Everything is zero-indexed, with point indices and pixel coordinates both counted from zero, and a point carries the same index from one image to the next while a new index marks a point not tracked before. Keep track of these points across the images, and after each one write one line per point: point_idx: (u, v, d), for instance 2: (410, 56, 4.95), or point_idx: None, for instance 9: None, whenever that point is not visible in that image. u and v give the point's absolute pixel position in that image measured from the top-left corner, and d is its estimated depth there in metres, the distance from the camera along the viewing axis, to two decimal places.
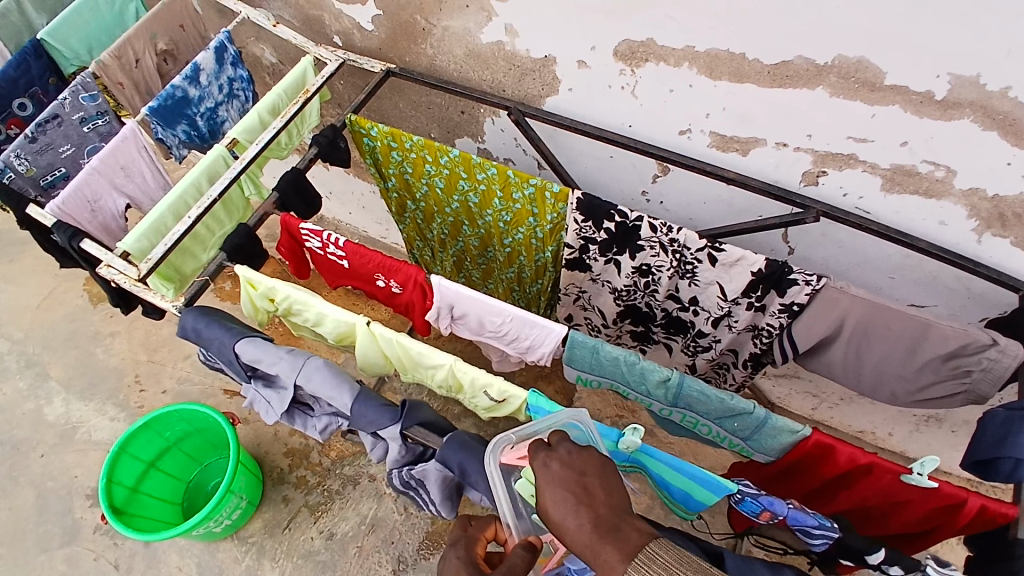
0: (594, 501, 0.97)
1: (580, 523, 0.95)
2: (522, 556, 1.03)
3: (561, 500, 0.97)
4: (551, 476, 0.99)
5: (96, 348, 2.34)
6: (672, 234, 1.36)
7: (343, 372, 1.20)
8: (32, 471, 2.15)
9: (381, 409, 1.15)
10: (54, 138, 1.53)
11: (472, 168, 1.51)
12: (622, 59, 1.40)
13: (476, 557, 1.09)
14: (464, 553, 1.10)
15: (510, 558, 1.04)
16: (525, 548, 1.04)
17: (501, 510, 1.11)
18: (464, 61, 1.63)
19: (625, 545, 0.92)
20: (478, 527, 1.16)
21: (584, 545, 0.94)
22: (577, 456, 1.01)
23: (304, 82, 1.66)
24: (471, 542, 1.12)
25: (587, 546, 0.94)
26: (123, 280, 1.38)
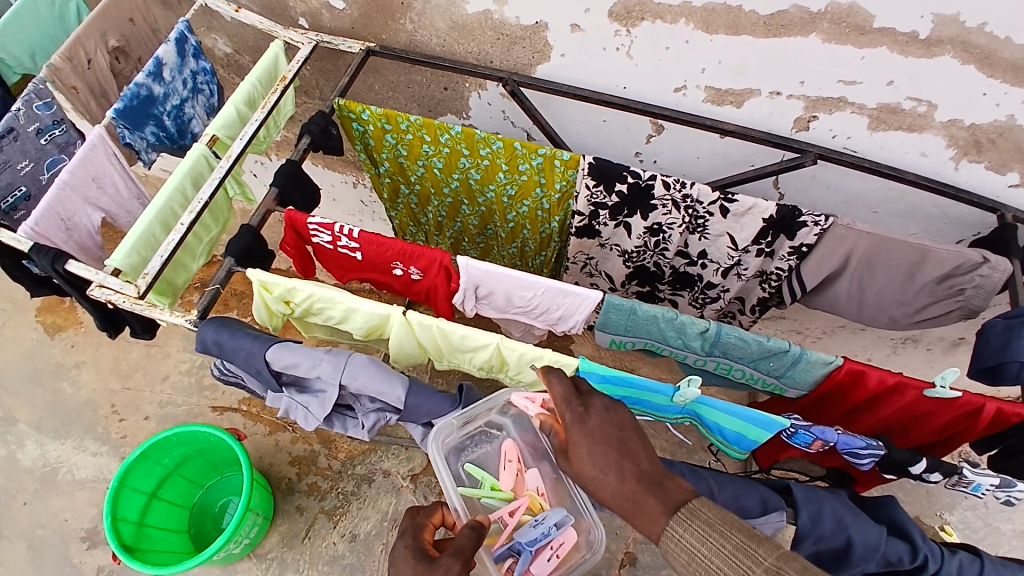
0: (635, 456, 0.97)
1: (620, 478, 0.96)
2: (469, 535, 1.06)
3: (601, 458, 0.97)
4: (589, 430, 0.99)
5: (63, 383, 2.17)
6: (684, 190, 1.38)
7: (388, 366, 1.17)
8: (17, 521, 1.98)
9: (439, 399, 1.19)
10: (10, 155, 1.39)
11: (475, 143, 1.48)
12: (618, 19, 1.40)
13: (423, 543, 1.10)
14: (413, 541, 1.10)
15: (458, 539, 1.06)
16: (473, 527, 1.07)
17: (450, 500, 1.20)
18: (447, 34, 1.59)
19: (667, 499, 0.92)
20: (426, 514, 1.18)
21: (624, 502, 0.95)
22: (614, 411, 1.01)
23: (277, 69, 1.57)
24: (419, 530, 1.13)
25: (627, 502, 0.94)
26: (122, 300, 1.27)
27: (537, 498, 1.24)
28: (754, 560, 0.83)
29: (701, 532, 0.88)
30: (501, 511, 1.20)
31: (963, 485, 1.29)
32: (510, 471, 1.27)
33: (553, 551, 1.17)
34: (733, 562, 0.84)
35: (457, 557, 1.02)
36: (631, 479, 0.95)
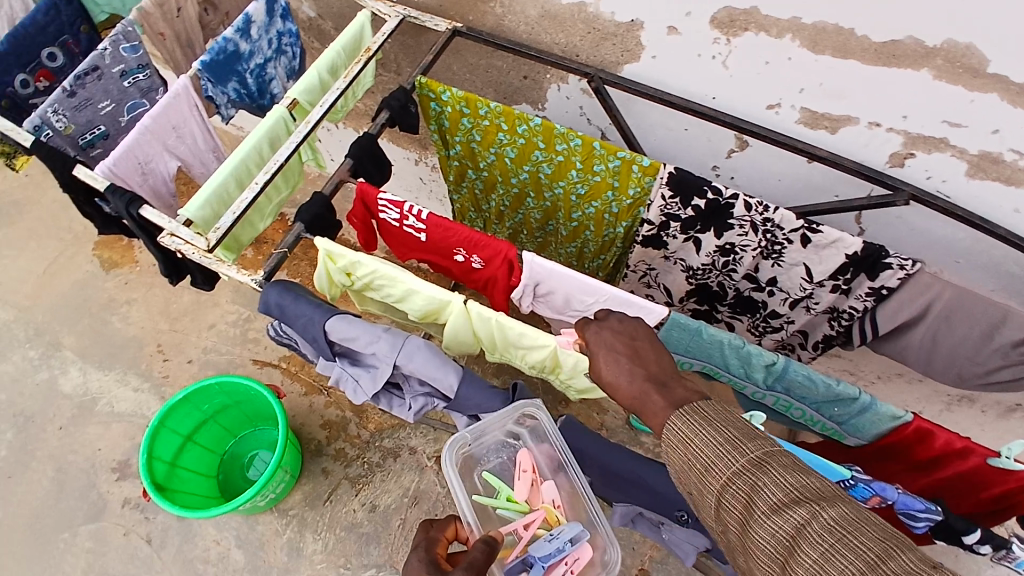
0: (644, 359, 1.05)
1: (630, 376, 1.04)
2: (483, 550, 1.04)
3: (617, 359, 1.05)
4: (603, 340, 1.08)
5: (112, 317, 2.22)
6: (767, 214, 1.34)
7: (443, 352, 1.17)
8: (53, 444, 2.05)
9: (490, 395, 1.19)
10: (93, 94, 1.40)
11: (552, 138, 1.45)
12: (720, 27, 1.34)
13: (436, 557, 1.06)
14: (426, 554, 1.08)
15: (471, 553, 1.04)
16: (485, 543, 1.06)
17: (463, 514, 1.21)
18: (537, 23, 1.55)
19: (671, 398, 0.99)
20: (439, 527, 1.15)
21: (634, 394, 1.02)
22: (626, 324, 1.10)
23: (361, 40, 1.56)
24: (432, 543, 1.10)
25: (635, 396, 1.02)
26: (191, 252, 1.28)
27: (552, 510, 1.21)
28: (740, 451, 0.90)
29: (696, 424, 0.94)
30: (516, 524, 1.18)
31: (1009, 561, 1.25)
32: (525, 481, 1.25)
33: (566, 567, 1.16)
34: (720, 450, 0.90)
35: (470, 571, 1.00)
36: (641, 376, 1.03)
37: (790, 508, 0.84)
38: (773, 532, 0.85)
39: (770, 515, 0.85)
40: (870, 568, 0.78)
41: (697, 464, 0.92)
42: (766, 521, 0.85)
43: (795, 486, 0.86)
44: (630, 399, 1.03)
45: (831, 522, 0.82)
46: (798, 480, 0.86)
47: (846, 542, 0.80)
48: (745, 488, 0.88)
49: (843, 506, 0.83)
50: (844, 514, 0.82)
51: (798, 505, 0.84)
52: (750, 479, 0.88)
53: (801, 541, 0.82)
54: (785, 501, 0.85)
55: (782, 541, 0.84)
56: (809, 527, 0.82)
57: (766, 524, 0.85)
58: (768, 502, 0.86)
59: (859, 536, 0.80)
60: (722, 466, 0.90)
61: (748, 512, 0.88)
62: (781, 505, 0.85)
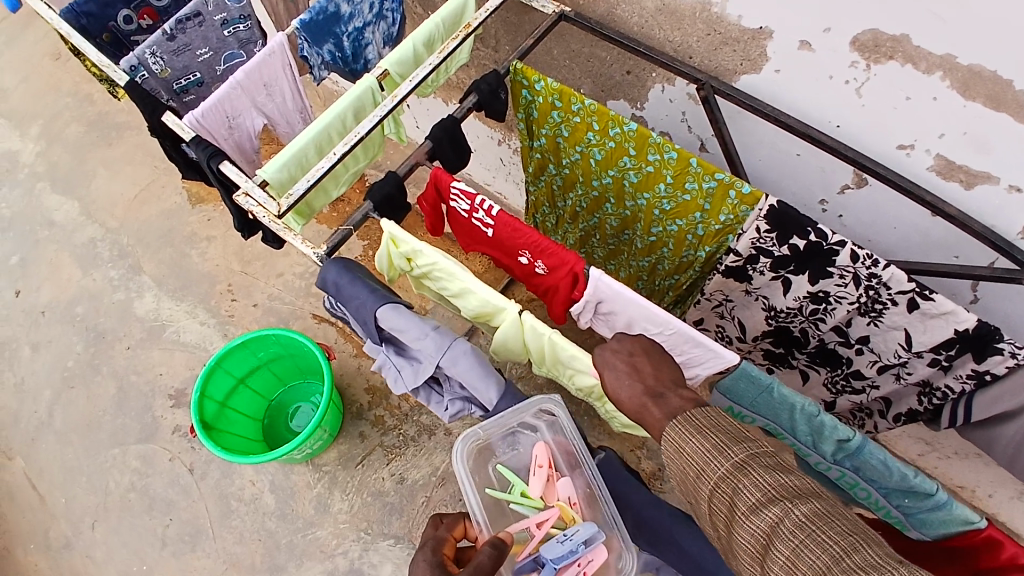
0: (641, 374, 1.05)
1: (627, 390, 1.04)
2: (489, 553, 1.05)
3: (618, 374, 1.06)
4: (602, 357, 1.08)
5: (191, 250, 2.32)
6: (874, 269, 1.18)
7: (488, 362, 1.14)
8: (119, 361, 2.18)
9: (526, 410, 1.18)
10: (193, 40, 1.41)
11: (645, 146, 1.33)
12: (861, 49, 1.18)
13: (443, 559, 1.10)
14: (433, 555, 1.10)
15: (478, 556, 1.05)
16: (493, 545, 1.06)
17: (473, 511, 1.21)
18: (652, 16, 1.42)
19: (666, 407, 1.01)
20: (448, 526, 1.19)
21: (636, 404, 1.04)
22: (627, 342, 1.09)
23: (463, 15, 1.50)
24: (439, 544, 1.13)
25: (637, 408, 1.04)
26: (262, 214, 1.26)
27: (567, 508, 1.22)
28: (724, 455, 0.93)
29: (687, 432, 0.96)
30: (528, 522, 1.19)
31: None
32: (539, 477, 1.25)
33: (579, 567, 1.16)
34: (706, 455, 0.94)
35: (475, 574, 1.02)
36: (640, 389, 1.03)
37: (767, 508, 0.88)
38: (752, 532, 0.88)
39: (749, 515, 0.89)
40: (836, 562, 0.83)
41: (687, 468, 0.96)
42: (746, 521, 0.89)
43: (773, 487, 0.89)
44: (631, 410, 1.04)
45: (803, 520, 0.86)
46: (776, 481, 0.89)
47: (814, 539, 0.84)
48: (726, 490, 0.91)
49: (816, 502, 0.87)
50: (815, 511, 0.86)
51: (774, 505, 0.88)
52: (732, 482, 0.91)
53: (776, 539, 0.86)
54: (763, 501, 0.88)
55: (759, 539, 0.88)
56: (784, 525, 0.86)
57: (746, 524, 0.89)
58: (748, 504, 0.89)
59: (828, 532, 0.84)
60: (707, 469, 0.93)
61: (731, 513, 0.91)
62: (757, 507, 0.89)
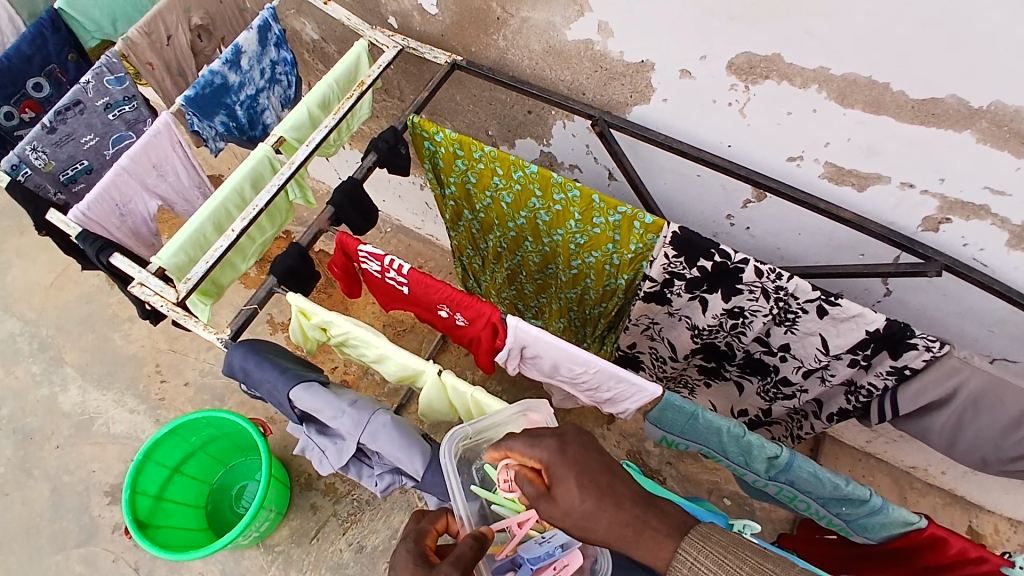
0: (620, 492, 0.92)
1: (608, 515, 0.90)
2: (471, 545, 0.99)
3: (593, 485, 0.91)
4: (570, 463, 0.92)
5: (114, 333, 2.19)
6: (780, 282, 1.20)
7: (411, 432, 1.11)
8: (48, 463, 2.04)
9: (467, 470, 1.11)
10: (75, 128, 1.34)
11: (549, 187, 1.32)
12: (738, 73, 1.21)
13: (426, 550, 1.05)
14: (414, 547, 1.05)
15: (459, 547, 0.99)
16: (475, 538, 1.00)
17: (455, 504, 1.06)
18: (541, 58, 1.42)
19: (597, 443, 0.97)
20: (430, 519, 1.13)
21: (621, 527, 0.90)
22: (584, 442, 0.95)
23: (356, 73, 1.47)
24: (421, 534, 1.07)
25: (622, 536, 0.90)
26: (160, 303, 1.21)
27: None
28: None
29: (717, 553, 0.84)
30: (509, 522, 1.06)
31: None
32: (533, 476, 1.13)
33: (554, 571, 1.08)
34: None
35: (455, 567, 0.96)
36: (612, 508, 0.90)
37: None
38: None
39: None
40: None
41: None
42: None
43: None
44: (616, 536, 0.90)
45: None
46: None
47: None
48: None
49: None
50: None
51: None
52: None
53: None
54: None
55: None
56: None
57: None
58: None
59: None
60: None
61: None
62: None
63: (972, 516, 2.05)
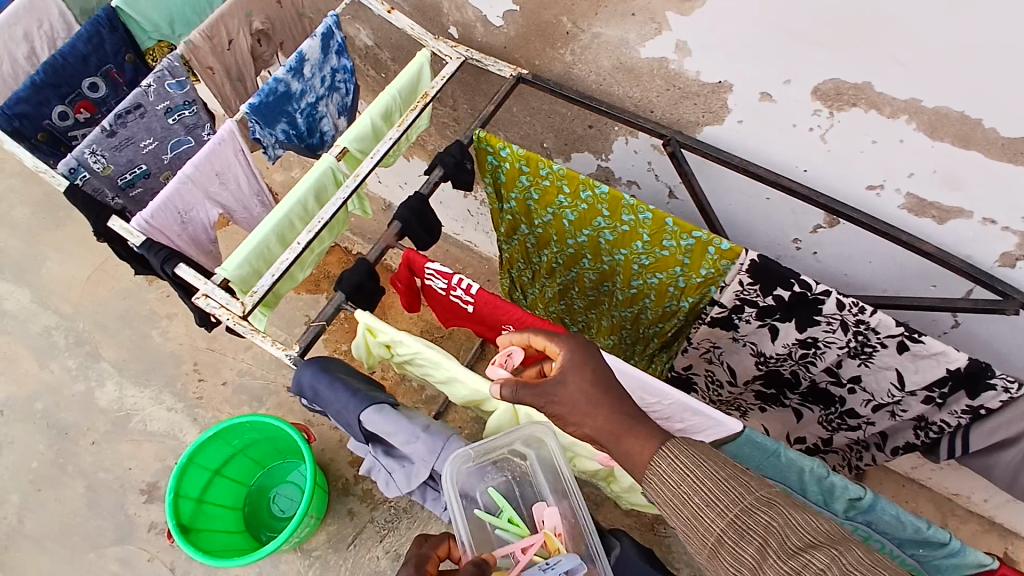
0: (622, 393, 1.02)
1: (607, 406, 1.00)
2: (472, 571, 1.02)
3: (593, 384, 1.01)
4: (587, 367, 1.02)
5: (152, 331, 2.17)
6: (862, 315, 1.18)
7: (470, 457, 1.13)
8: (84, 459, 2.04)
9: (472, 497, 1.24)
10: (135, 132, 1.29)
11: (618, 208, 1.29)
12: (823, 98, 1.17)
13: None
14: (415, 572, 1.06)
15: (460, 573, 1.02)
16: (475, 564, 1.03)
17: (458, 531, 1.16)
18: (610, 74, 1.37)
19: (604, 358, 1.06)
20: (432, 544, 1.13)
21: (616, 422, 1.00)
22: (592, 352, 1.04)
23: (419, 83, 1.43)
24: (423, 560, 1.08)
25: (614, 430, 1.00)
26: (225, 316, 1.19)
27: (551, 537, 1.19)
28: (747, 489, 0.93)
29: (699, 459, 0.95)
30: (513, 548, 1.16)
31: None
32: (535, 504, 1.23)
33: None
34: (727, 486, 0.93)
35: None
36: (613, 404, 1.00)
37: (807, 553, 0.87)
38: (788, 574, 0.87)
39: (783, 557, 0.88)
40: None
41: (699, 501, 0.94)
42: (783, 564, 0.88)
43: (809, 528, 0.89)
44: (609, 430, 1.00)
45: (849, 565, 0.84)
46: (811, 523, 0.89)
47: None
48: (756, 529, 0.90)
49: (855, 548, 0.87)
50: (861, 557, 0.85)
51: (816, 550, 0.87)
52: (761, 518, 0.90)
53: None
54: (803, 547, 0.87)
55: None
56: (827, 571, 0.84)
57: (783, 566, 0.87)
58: (781, 545, 0.88)
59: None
60: (731, 503, 0.92)
61: (757, 554, 0.89)
62: (794, 546, 0.88)
63: (1012, 545, 2.03)
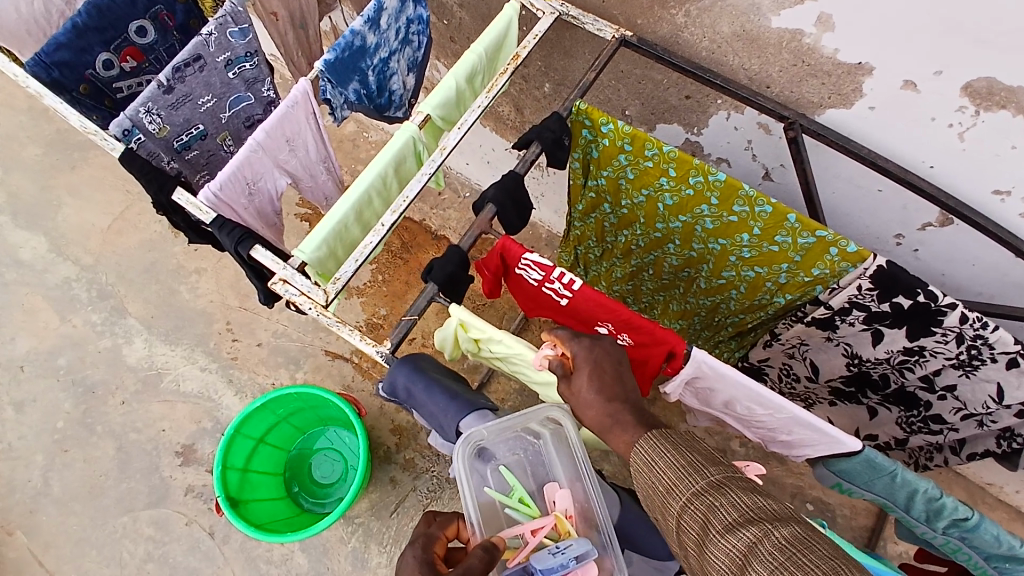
0: (619, 391, 0.95)
1: (601, 405, 0.95)
2: (481, 557, 0.90)
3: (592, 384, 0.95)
4: (587, 362, 0.96)
5: (180, 286, 2.06)
6: (982, 331, 1.12)
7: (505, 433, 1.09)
8: (113, 419, 1.96)
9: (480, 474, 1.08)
10: (193, 88, 1.13)
11: (730, 198, 1.18)
12: (974, 95, 1.05)
13: (434, 558, 0.96)
14: (423, 552, 0.97)
15: (467, 558, 0.90)
16: (484, 548, 0.91)
17: (466, 510, 1.01)
18: (727, 42, 1.23)
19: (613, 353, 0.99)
20: (440, 524, 1.05)
21: (602, 419, 0.95)
22: (595, 351, 0.97)
23: (506, 38, 1.27)
24: (430, 542, 0.99)
25: (603, 426, 0.95)
26: (307, 304, 1.09)
27: (563, 520, 1.00)
28: (700, 475, 0.87)
29: (662, 448, 0.90)
30: (521, 528, 0.98)
31: None
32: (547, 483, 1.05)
33: None
34: (679, 470, 0.87)
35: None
36: (603, 403, 0.95)
37: (744, 527, 0.81)
38: (727, 552, 0.81)
39: (724, 534, 0.82)
40: None
41: (658, 486, 0.89)
42: (720, 541, 0.82)
43: (750, 507, 0.83)
44: (595, 426, 0.96)
45: (782, 542, 0.79)
46: (755, 506, 0.83)
47: (795, 560, 0.77)
48: (704, 512, 0.84)
49: (796, 525, 0.81)
50: (795, 532, 0.80)
51: (751, 524, 0.81)
52: (707, 499, 0.85)
53: (753, 559, 0.79)
54: (740, 521, 0.82)
55: (735, 560, 0.81)
56: (762, 545, 0.80)
57: (721, 544, 0.82)
58: (724, 526, 0.83)
59: (808, 554, 0.77)
60: (681, 487, 0.87)
61: (702, 532, 0.84)
62: (732, 525, 0.82)
63: None
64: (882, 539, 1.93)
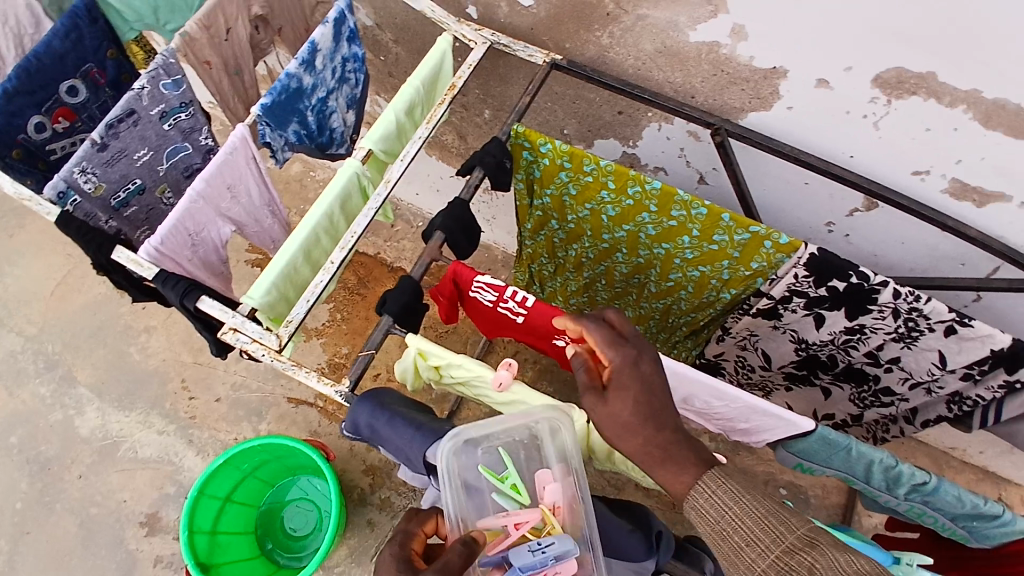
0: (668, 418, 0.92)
1: (647, 433, 0.91)
2: (459, 552, 0.90)
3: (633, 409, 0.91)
4: (636, 382, 0.91)
5: (131, 347, 1.99)
6: (916, 304, 1.17)
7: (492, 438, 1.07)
8: (70, 494, 1.87)
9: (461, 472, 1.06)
10: (128, 143, 1.12)
11: (668, 204, 1.23)
12: (884, 86, 1.12)
13: (412, 554, 0.94)
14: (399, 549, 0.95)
15: (446, 554, 0.90)
16: (463, 543, 0.91)
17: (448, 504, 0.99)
18: (650, 58, 1.29)
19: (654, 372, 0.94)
20: (420, 520, 1.02)
21: (652, 450, 0.91)
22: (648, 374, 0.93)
23: (442, 70, 1.30)
24: (408, 538, 0.97)
25: (652, 454, 0.92)
26: (259, 350, 1.08)
27: (550, 514, 1.00)
28: (787, 528, 0.83)
29: (737, 494, 0.87)
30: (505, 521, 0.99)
31: None
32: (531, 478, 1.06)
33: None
34: (767, 523, 0.83)
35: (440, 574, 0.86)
36: (652, 431, 0.91)
37: None
38: None
39: None
40: None
41: (737, 539, 0.85)
42: None
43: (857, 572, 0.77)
44: (639, 454, 0.92)
45: None
46: (856, 565, 0.77)
47: None
48: (800, 569, 0.80)
49: None
50: None
51: None
52: (804, 560, 0.80)
53: None
54: None
55: None
56: None
57: None
58: None
59: None
60: (768, 544, 0.82)
61: None
62: None
63: (1000, 489, 2.13)
64: (856, 517, 1.99)
